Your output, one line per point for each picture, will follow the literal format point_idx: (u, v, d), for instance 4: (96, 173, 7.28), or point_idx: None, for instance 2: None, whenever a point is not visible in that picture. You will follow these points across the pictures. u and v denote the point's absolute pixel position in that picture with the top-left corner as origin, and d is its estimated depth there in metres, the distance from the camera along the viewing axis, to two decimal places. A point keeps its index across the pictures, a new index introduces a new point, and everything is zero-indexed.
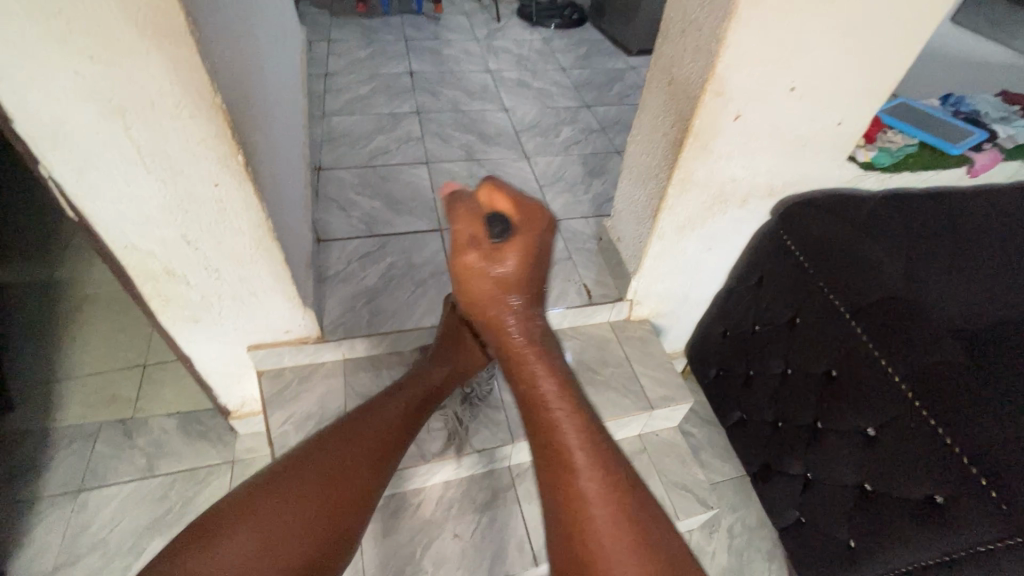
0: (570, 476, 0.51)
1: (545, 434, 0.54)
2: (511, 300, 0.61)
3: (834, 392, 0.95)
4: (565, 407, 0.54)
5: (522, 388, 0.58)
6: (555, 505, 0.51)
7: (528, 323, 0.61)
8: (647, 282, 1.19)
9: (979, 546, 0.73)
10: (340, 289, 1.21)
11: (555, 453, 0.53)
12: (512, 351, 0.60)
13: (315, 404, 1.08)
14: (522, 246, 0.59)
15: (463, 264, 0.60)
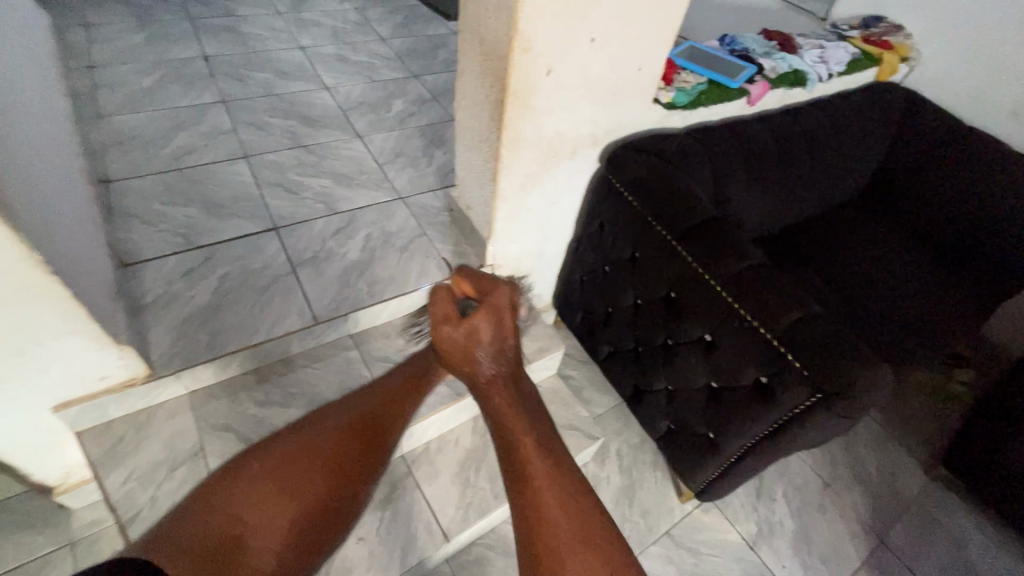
0: (539, 498, 0.38)
1: (501, 437, 0.42)
2: (485, 359, 0.47)
3: (676, 311, 1.07)
4: (528, 426, 0.42)
5: (491, 409, 0.44)
6: (523, 541, 0.38)
7: (521, 378, 0.47)
8: (503, 245, 1.21)
9: (797, 407, 0.89)
10: (165, 316, 1.05)
11: (517, 477, 0.39)
12: (481, 396, 0.45)
13: (162, 451, 0.93)
14: (499, 315, 0.47)
15: (439, 334, 0.48)
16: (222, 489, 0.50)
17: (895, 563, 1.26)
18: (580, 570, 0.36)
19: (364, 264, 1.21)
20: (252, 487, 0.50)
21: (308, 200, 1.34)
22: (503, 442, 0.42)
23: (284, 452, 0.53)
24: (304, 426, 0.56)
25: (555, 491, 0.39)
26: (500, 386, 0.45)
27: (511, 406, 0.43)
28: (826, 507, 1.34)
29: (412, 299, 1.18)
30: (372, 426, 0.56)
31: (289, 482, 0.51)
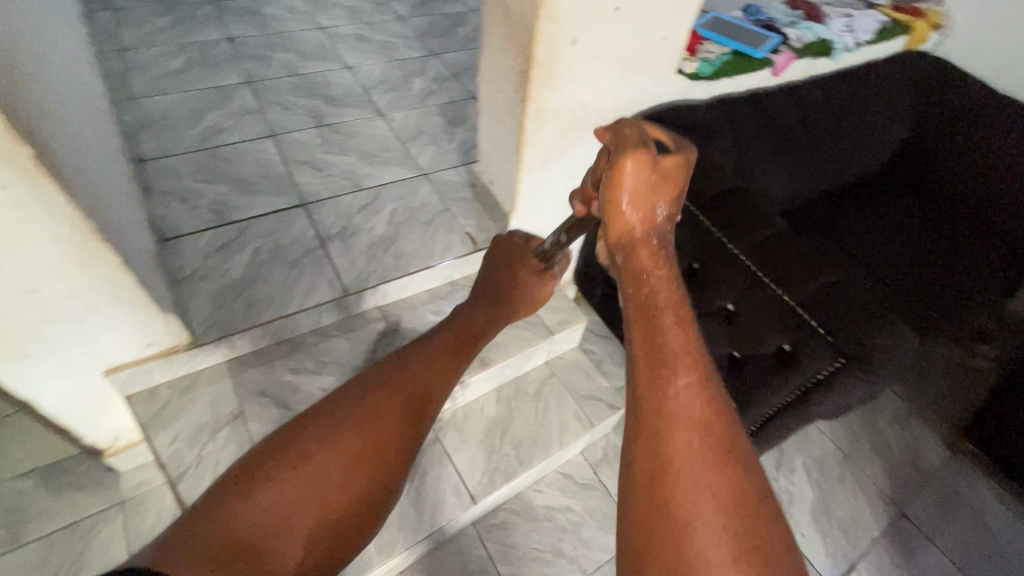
0: (671, 408, 0.43)
1: (641, 335, 0.47)
2: (657, 214, 0.54)
3: (696, 282, 1.07)
4: (683, 337, 0.46)
5: (631, 293, 0.50)
6: (642, 444, 0.43)
7: (664, 238, 0.54)
8: (525, 219, 1.23)
9: (820, 372, 0.91)
10: (202, 287, 1.09)
11: (653, 377, 0.44)
12: (637, 260, 0.52)
13: (205, 414, 0.99)
14: (678, 171, 0.54)
15: (622, 168, 0.51)
16: (249, 492, 0.55)
17: (915, 534, 1.27)
18: (705, 477, 0.40)
19: (390, 239, 1.24)
20: (276, 485, 0.56)
21: (334, 177, 1.37)
22: (653, 343, 0.45)
23: (313, 448, 0.59)
24: (325, 421, 0.62)
25: (699, 406, 0.43)
26: (655, 257, 0.51)
27: (668, 302, 0.48)
28: (846, 479, 1.35)
29: (437, 272, 1.21)
30: (404, 408, 0.65)
31: (320, 473, 0.58)
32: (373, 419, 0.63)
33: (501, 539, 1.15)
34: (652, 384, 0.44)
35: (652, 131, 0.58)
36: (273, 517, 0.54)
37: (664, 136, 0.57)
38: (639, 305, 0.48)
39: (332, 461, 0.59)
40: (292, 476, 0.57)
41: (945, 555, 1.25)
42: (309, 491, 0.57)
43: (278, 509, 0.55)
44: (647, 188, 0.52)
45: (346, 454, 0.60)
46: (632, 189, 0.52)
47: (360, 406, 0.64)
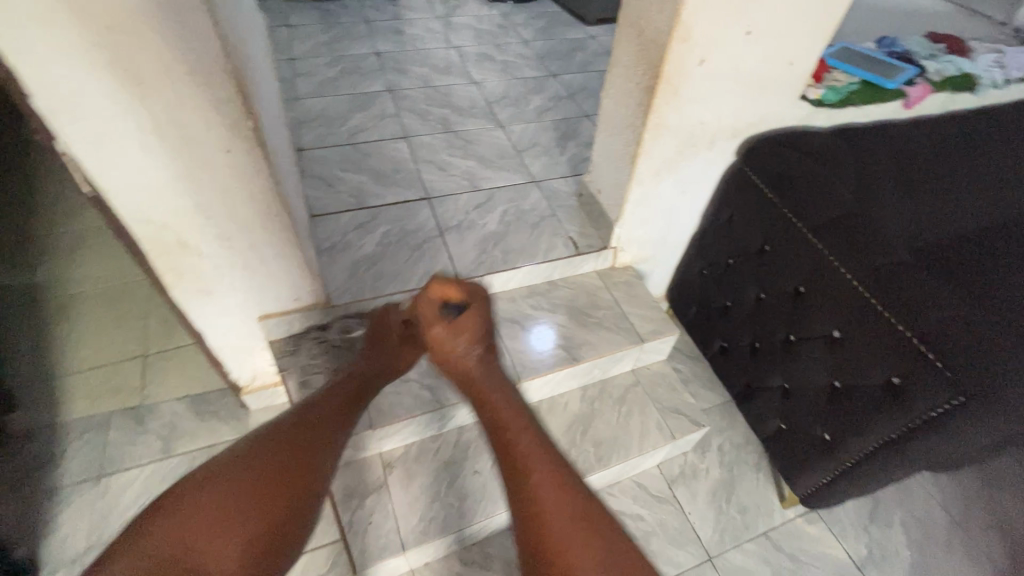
0: (532, 487, 0.56)
1: (497, 435, 0.62)
2: (473, 351, 0.68)
3: (803, 306, 1.07)
4: (522, 430, 0.62)
5: (488, 417, 0.65)
6: (523, 524, 0.56)
7: (489, 363, 0.69)
8: (629, 228, 1.29)
9: (932, 412, 0.86)
10: (339, 259, 1.26)
11: (513, 471, 0.59)
12: (474, 387, 0.68)
13: (329, 366, 1.13)
14: (478, 313, 0.67)
15: (433, 334, 0.68)
16: (142, 542, 0.53)
17: None
18: (565, 523, 0.54)
19: (500, 235, 1.35)
20: (181, 523, 0.55)
21: (455, 177, 1.51)
22: (504, 443, 0.61)
23: (208, 493, 0.58)
24: (218, 469, 0.60)
25: (549, 481, 0.57)
26: (484, 382, 0.68)
27: (507, 412, 0.64)
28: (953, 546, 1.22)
29: (540, 269, 1.29)
30: (306, 445, 0.65)
31: (221, 511, 0.56)
32: (282, 458, 0.62)
33: None
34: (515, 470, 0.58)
35: (444, 288, 0.68)
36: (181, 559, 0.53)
37: (459, 289, 0.67)
38: (489, 422, 0.64)
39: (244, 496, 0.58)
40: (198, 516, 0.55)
41: None
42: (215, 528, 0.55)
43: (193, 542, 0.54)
44: (454, 347, 0.67)
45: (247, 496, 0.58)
46: (444, 352, 0.68)
47: (259, 448, 0.63)
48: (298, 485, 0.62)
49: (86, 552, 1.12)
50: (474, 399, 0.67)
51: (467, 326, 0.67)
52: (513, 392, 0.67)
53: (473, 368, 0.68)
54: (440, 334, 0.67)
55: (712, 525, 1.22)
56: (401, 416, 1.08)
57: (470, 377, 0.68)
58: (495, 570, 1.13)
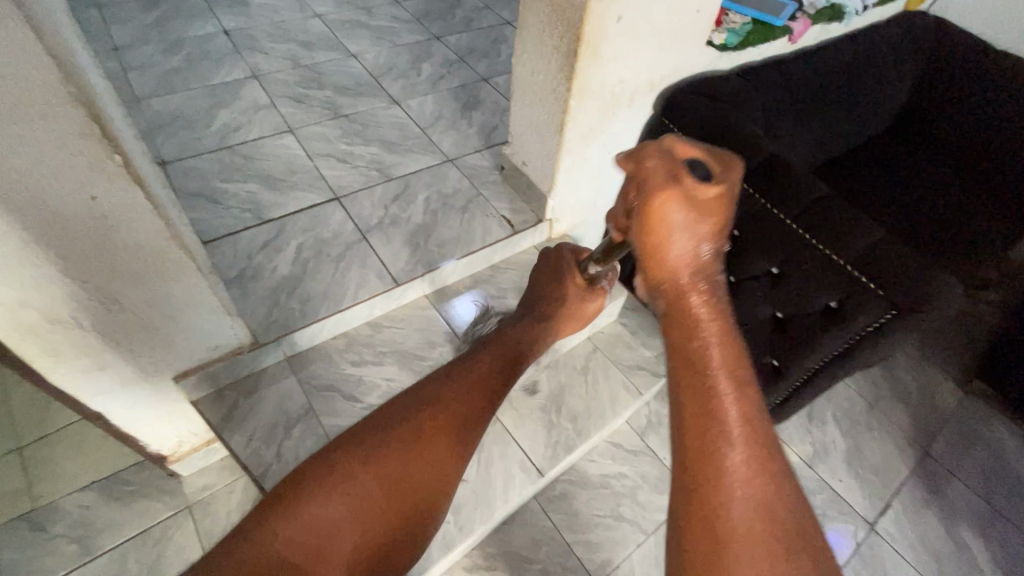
0: (721, 453, 0.41)
1: (687, 376, 0.44)
2: (704, 251, 0.45)
3: (740, 248, 1.12)
4: (734, 390, 0.43)
5: (685, 356, 0.44)
6: (684, 475, 0.43)
7: (716, 281, 0.46)
8: (562, 198, 1.25)
9: (870, 326, 0.96)
10: (253, 287, 1.09)
11: (702, 450, 0.42)
12: (676, 303, 0.45)
13: (275, 412, 1.00)
14: (727, 207, 0.44)
15: (660, 207, 0.44)
16: (287, 515, 0.55)
17: (941, 472, 1.36)
18: (746, 517, 0.40)
19: (429, 226, 1.25)
20: (322, 501, 0.56)
21: (361, 168, 1.36)
22: (699, 390, 0.43)
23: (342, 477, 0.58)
24: (365, 441, 0.61)
25: (749, 469, 0.41)
26: (707, 301, 0.45)
27: (716, 354, 0.44)
28: (873, 426, 1.43)
29: (480, 256, 1.23)
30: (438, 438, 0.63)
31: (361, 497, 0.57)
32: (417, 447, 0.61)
33: (563, 509, 1.20)
34: (699, 425, 0.42)
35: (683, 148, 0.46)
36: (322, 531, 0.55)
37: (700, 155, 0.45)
38: (685, 355, 0.44)
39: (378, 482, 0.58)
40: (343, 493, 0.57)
41: (970, 488, 1.33)
42: (340, 515, 0.56)
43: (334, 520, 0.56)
44: (683, 235, 0.45)
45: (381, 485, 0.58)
46: (659, 235, 0.45)
47: (396, 425, 0.62)
48: (423, 484, 0.60)
49: None
50: (669, 320, 0.46)
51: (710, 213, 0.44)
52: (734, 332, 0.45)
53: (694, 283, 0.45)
54: (667, 208, 0.44)
55: None
56: None
57: (681, 293, 0.45)
58: (500, 567, 1.12)
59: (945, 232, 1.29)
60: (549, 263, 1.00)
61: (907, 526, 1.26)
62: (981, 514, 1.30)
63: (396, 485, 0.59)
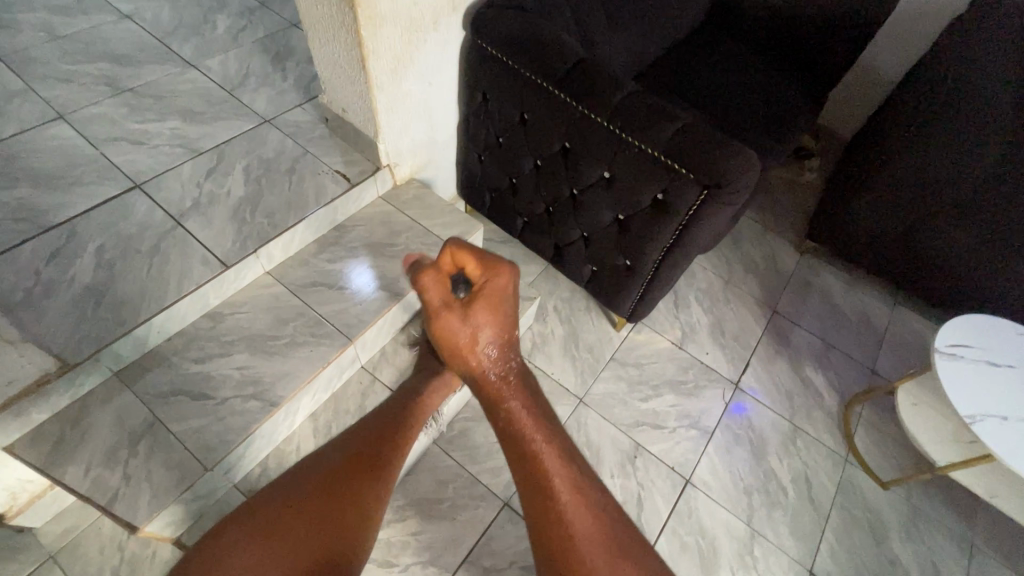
0: (542, 466, 0.55)
1: (508, 437, 0.58)
2: (485, 351, 0.66)
3: (573, 158, 1.13)
4: (542, 433, 0.58)
5: (501, 418, 0.60)
6: (531, 521, 0.54)
7: (507, 359, 0.66)
8: (393, 140, 1.20)
9: (692, 208, 1.02)
10: (50, 305, 0.94)
11: (536, 478, 0.55)
12: (490, 390, 0.63)
13: (113, 433, 0.90)
14: (502, 308, 0.68)
15: (443, 323, 0.67)
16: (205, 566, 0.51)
17: (787, 324, 1.55)
18: (577, 513, 0.53)
19: (254, 197, 1.14)
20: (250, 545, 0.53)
21: (161, 147, 1.19)
22: (521, 450, 0.56)
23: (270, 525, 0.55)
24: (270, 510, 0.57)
25: (569, 483, 0.55)
26: (505, 380, 0.63)
27: (520, 406, 0.60)
28: (730, 298, 1.58)
29: (318, 220, 1.15)
30: (355, 475, 0.61)
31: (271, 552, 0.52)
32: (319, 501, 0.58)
33: (463, 445, 1.24)
34: (524, 461, 0.56)
35: (456, 257, 0.70)
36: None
37: (475, 262, 0.69)
38: (507, 425, 0.59)
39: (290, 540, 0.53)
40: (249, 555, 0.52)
41: (810, 332, 1.54)
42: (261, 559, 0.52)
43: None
44: (459, 324, 0.66)
45: (301, 534, 0.54)
46: (448, 332, 0.67)
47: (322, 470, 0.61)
48: (346, 515, 0.57)
49: None
50: (486, 401, 0.62)
51: (476, 306, 0.66)
52: (533, 393, 0.62)
53: (483, 360, 0.65)
54: (448, 316, 0.67)
55: (572, 374, 1.37)
56: (238, 442, 0.92)
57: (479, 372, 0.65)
58: (410, 516, 1.14)
59: (757, 110, 1.40)
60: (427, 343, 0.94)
61: (764, 377, 1.44)
62: (821, 351, 1.50)
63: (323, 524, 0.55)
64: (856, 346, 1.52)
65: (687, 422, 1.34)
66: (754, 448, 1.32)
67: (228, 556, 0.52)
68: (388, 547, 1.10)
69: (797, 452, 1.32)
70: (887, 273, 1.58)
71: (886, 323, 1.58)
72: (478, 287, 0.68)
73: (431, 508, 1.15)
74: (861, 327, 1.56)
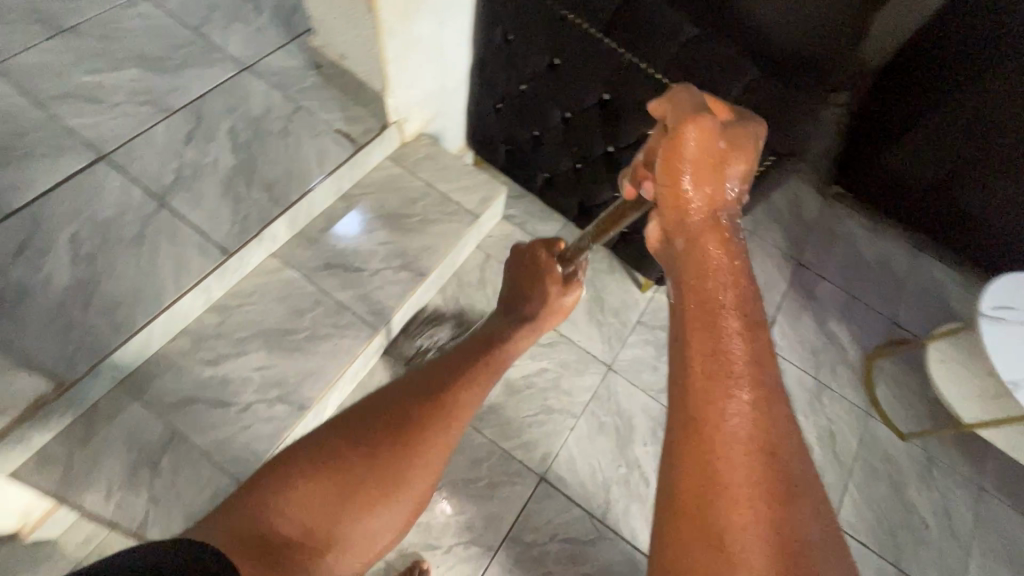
0: (720, 455, 0.36)
1: (696, 294, 0.42)
2: (726, 195, 0.47)
3: (613, 113, 1.00)
4: (736, 410, 0.37)
5: (700, 352, 0.39)
6: (680, 472, 0.38)
7: (732, 225, 0.46)
8: (403, 92, 1.04)
9: (753, 173, 0.92)
10: (27, 311, 0.81)
11: (705, 446, 0.37)
12: (700, 301, 0.41)
13: (127, 449, 0.82)
14: (749, 155, 0.46)
15: (683, 134, 0.45)
16: (279, 486, 0.57)
17: (811, 277, 1.51)
18: (742, 457, 0.36)
19: (247, 167, 0.99)
20: (294, 484, 0.57)
21: (124, 105, 1.00)
22: (709, 399, 0.38)
23: (322, 465, 0.58)
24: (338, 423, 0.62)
25: (747, 477, 0.36)
26: (731, 327, 0.40)
27: (735, 298, 0.41)
28: (754, 251, 1.52)
29: (324, 192, 1.01)
30: (399, 435, 0.60)
31: (337, 482, 0.57)
32: (384, 428, 0.60)
33: (494, 422, 1.20)
34: (711, 408, 0.38)
35: (712, 171, 0.45)
36: (275, 527, 0.53)
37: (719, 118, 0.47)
38: (701, 290, 0.42)
39: (363, 470, 0.58)
40: (312, 486, 0.56)
41: (834, 284, 1.50)
42: (303, 503, 0.55)
43: (301, 512, 0.55)
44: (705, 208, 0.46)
45: (320, 499, 0.56)
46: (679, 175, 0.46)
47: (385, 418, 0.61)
48: (382, 476, 0.58)
49: None
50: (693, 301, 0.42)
51: (719, 178, 0.46)
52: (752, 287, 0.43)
53: (713, 219, 0.46)
54: (694, 188, 0.46)
55: (599, 340, 1.32)
56: (268, 452, 0.85)
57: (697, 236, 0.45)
58: (447, 497, 1.12)
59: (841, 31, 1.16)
60: (518, 262, 0.81)
61: (789, 333, 1.42)
62: (844, 304, 1.48)
63: (371, 487, 0.57)
64: (878, 297, 1.50)
65: None
66: None
67: (274, 505, 0.55)
68: (427, 530, 1.09)
69: (821, 409, 1.33)
70: (960, 226, 1.44)
71: (909, 272, 1.55)
72: (749, 142, 0.47)
73: (468, 488, 1.14)
74: (883, 276, 1.54)
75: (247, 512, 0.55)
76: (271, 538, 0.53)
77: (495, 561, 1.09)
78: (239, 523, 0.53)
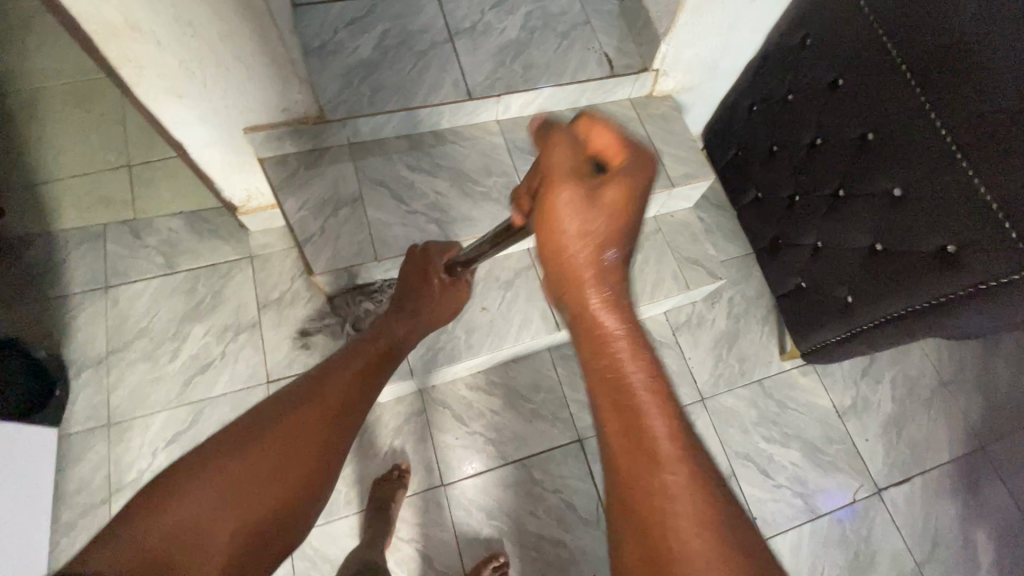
0: (657, 500, 0.46)
1: (605, 391, 0.52)
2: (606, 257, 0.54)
3: (866, 154, 0.94)
4: (651, 461, 0.47)
5: (620, 425, 0.49)
6: (631, 526, 0.46)
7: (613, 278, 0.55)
8: (680, 46, 1.08)
9: (984, 283, 0.79)
10: (331, 62, 1.07)
11: (641, 508, 0.46)
12: (617, 375, 0.52)
13: (328, 189, 1.04)
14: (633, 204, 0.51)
15: (554, 200, 0.51)
16: (171, 489, 0.52)
17: (987, 471, 1.23)
18: (677, 494, 0.46)
19: (521, 44, 1.14)
20: (193, 485, 0.53)
21: None
22: (638, 467, 0.47)
23: (226, 459, 0.55)
24: (236, 418, 0.60)
25: (685, 506, 0.45)
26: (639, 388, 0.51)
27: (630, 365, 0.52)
28: (933, 404, 1.28)
29: (562, 95, 1.12)
30: (313, 426, 0.61)
31: (218, 493, 0.53)
32: (296, 424, 0.60)
33: (570, 367, 1.24)
34: (637, 475, 0.47)
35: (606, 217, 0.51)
36: (180, 532, 0.50)
37: (612, 139, 0.49)
38: (608, 367, 0.53)
39: (263, 456, 0.56)
40: (209, 479, 0.53)
41: (1011, 497, 1.21)
42: (212, 510, 0.52)
43: (195, 519, 0.51)
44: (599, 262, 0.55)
45: (239, 497, 0.54)
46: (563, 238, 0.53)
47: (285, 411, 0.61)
48: (300, 471, 0.58)
49: (109, 355, 1.15)
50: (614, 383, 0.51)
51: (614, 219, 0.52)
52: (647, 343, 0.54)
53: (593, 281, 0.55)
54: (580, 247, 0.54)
55: (709, 370, 1.26)
56: (406, 251, 1.01)
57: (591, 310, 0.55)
58: (497, 395, 1.20)
59: None
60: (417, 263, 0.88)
61: (918, 503, 1.19)
62: (1009, 523, 1.19)
63: (287, 475, 0.57)
64: None
65: (798, 489, 1.18)
66: (854, 559, 1.13)
67: (173, 495, 0.52)
68: (467, 408, 1.18)
69: None
70: None
71: None
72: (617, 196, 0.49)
73: (517, 402, 1.20)
74: None
75: (146, 508, 0.51)
76: (159, 555, 0.49)
77: (499, 472, 1.15)
78: (132, 534, 0.49)
